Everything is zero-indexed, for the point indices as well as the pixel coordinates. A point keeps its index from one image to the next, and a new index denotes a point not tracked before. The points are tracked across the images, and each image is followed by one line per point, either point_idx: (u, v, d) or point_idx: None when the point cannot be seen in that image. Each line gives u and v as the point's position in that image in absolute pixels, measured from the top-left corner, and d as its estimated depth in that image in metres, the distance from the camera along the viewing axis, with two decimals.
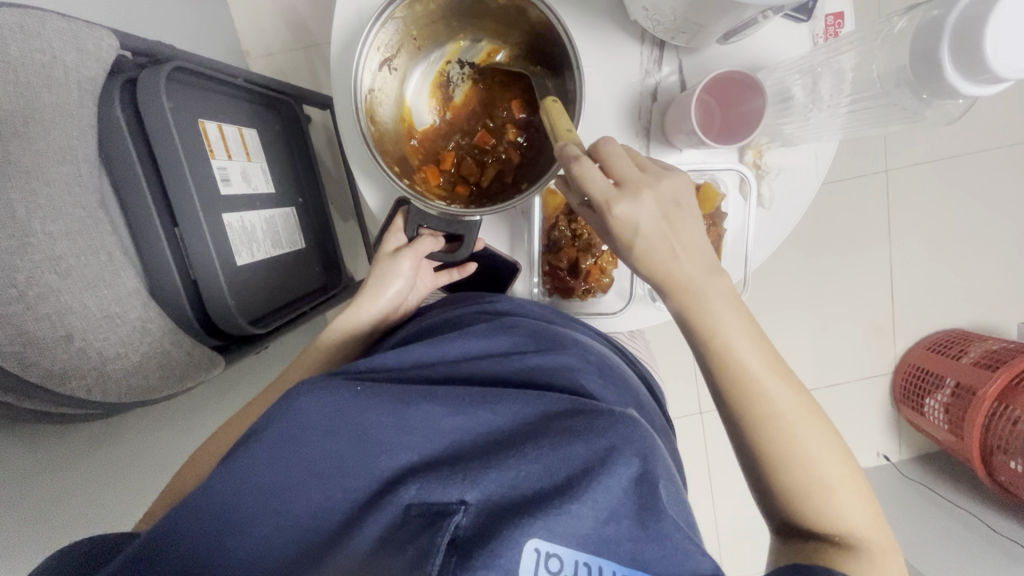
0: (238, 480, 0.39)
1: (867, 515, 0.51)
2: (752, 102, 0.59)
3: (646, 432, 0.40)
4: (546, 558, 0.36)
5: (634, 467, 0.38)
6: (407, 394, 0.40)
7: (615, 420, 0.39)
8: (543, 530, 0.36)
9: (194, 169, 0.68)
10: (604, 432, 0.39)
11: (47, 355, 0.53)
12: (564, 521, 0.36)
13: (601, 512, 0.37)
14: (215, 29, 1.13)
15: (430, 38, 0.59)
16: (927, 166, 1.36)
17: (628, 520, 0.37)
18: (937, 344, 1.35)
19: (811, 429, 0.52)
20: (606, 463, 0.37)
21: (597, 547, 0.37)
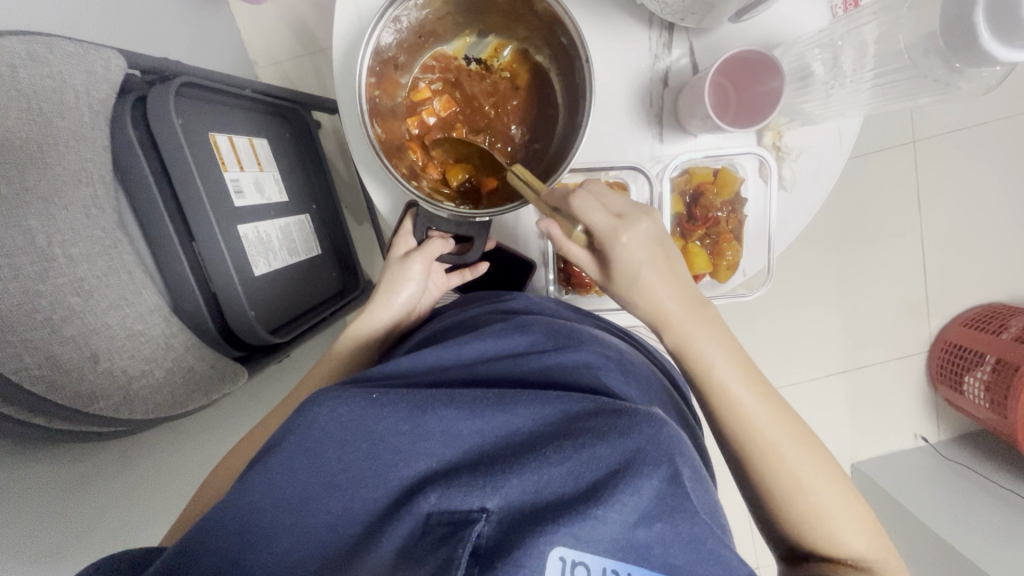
0: (257, 495, 0.39)
1: (810, 462, 0.51)
2: (769, 83, 0.56)
3: (674, 432, 0.39)
4: (572, 566, 0.35)
5: (663, 470, 0.36)
6: (424, 400, 0.40)
7: (641, 420, 0.38)
8: (567, 537, 0.35)
9: (207, 183, 0.69)
10: (629, 433, 0.37)
11: (73, 377, 0.54)
12: (589, 526, 0.35)
13: (630, 516, 0.36)
14: (220, 39, 1.13)
15: (439, 33, 0.58)
16: (954, 135, 1.32)
17: (658, 522, 0.36)
18: (976, 320, 1.30)
19: (792, 435, 0.51)
20: (632, 464, 0.36)
21: (623, 551, 0.36)
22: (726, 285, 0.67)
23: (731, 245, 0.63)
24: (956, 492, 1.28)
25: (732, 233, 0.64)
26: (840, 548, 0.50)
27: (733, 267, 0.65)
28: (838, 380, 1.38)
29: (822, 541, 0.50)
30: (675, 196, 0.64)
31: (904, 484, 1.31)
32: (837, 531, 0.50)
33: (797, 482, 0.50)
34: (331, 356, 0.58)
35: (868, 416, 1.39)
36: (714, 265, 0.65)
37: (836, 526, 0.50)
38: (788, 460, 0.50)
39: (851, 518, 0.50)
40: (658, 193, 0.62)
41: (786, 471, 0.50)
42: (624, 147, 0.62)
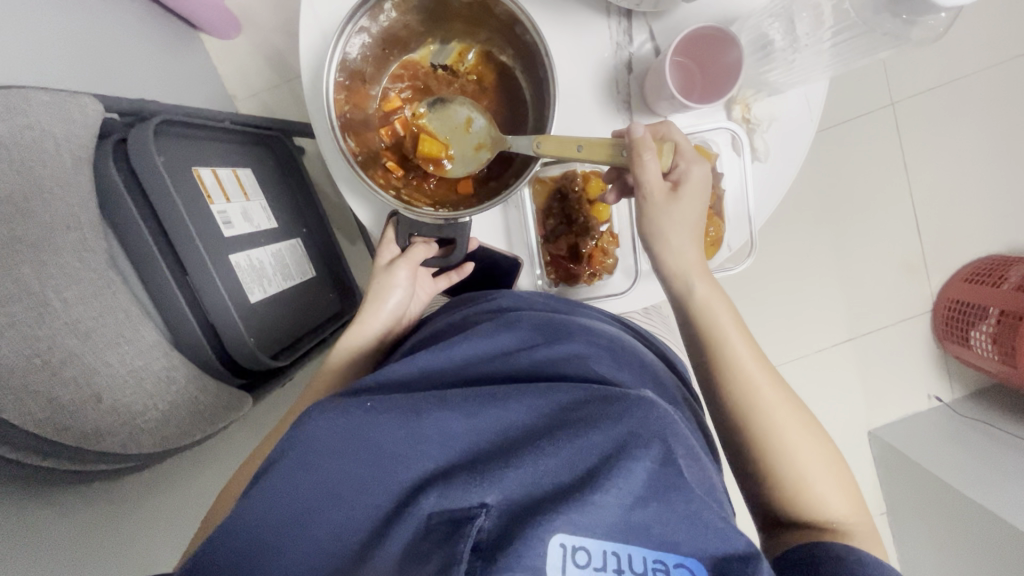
0: (261, 509, 0.40)
1: (802, 430, 0.53)
2: (730, 54, 0.57)
3: (666, 413, 0.40)
4: (573, 552, 0.36)
5: (655, 450, 0.38)
6: (417, 403, 0.40)
7: (632, 404, 0.39)
8: (566, 524, 0.36)
9: (194, 216, 0.70)
10: (621, 418, 0.38)
11: (78, 417, 0.55)
12: (588, 512, 0.36)
13: (627, 499, 0.37)
14: (197, 77, 1.15)
15: (402, 43, 0.58)
16: (932, 92, 1.33)
17: (655, 502, 0.37)
18: (976, 274, 1.30)
19: (784, 403, 0.53)
20: (627, 446, 0.38)
21: (623, 533, 0.37)
22: (714, 262, 0.65)
23: (713, 221, 0.63)
24: (975, 449, 1.27)
25: (713, 210, 0.63)
26: (824, 509, 0.52)
27: (719, 242, 0.64)
28: (845, 349, 1.37)
29: (811, 510, 0.52)
30: None
31: (924, 447, 1.30)
32: (823, 491, 0.52)
33: (789, 443, 0.52)
34: (326, 370, 0.57)
35: (880, 382, 1.38)
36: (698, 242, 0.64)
37: (824, 492, 0.52)
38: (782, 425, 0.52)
39: (834, 481, 0.53)
40: None
41: (778, 432, 0.52)
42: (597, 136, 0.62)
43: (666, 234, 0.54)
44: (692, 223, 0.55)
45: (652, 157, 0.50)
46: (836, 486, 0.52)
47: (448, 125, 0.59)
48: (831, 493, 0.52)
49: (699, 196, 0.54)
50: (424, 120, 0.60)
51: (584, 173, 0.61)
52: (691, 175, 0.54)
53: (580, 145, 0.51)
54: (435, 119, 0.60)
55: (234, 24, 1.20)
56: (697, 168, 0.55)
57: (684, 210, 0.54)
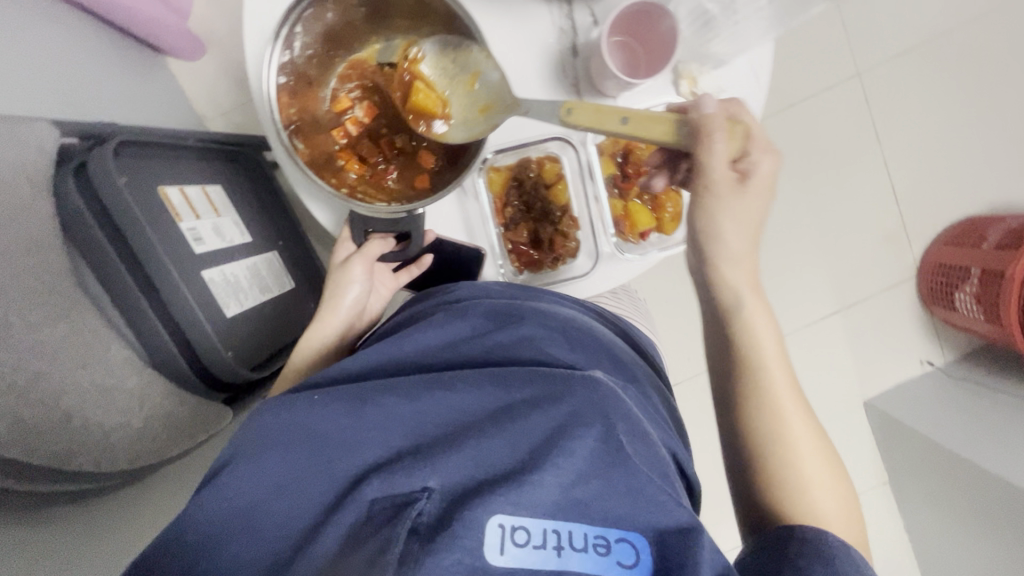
0: (207, 505, 0.40)
1: (809, 435, 0.54)
2: (663, 23, 0.55)
3: (609, 392, 0.43)
4: (512, 532, 0.38)
5: (597, 428, 0.40)
6: (362, 392, 0.42)
7: (576, 383, 0.43)
8: (505, 505, 0.38)
9: (161, 234, 0.70)
10: (564, 398, 0.42)
11: (49, 438, 0.56)
12: (528, 491, 0.39)
13: (567, 477, 0.39)
14: (164, 99, 1.15)
15: (345, 43, 0.59)
16: (897, 59, 1.33)
17: (596, 479, 0.39)
18: (956, 236, 1.31)
19: (798, 406, 0.55)
20: (568, 424, 0.41)
21: (565, 512, 0.39)
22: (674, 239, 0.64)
23: (669, 197, 0.62)
24: (969, 410, 1.27)
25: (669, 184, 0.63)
26: (819, 518, 0.51)
27: (678, 218, 0.63)
28: (833, 321, 1.38)
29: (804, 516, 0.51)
30: (605, 159, 0.62)
31: (916, 412, 1.30)
32: (821, 499, 0.52)
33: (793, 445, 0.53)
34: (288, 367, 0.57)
35: (870, 351, 1.39)
36: (658, 218, 0.63)
37: (822, 501, 0.52)
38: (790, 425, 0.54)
39: (834, 496, 0.52)
40: (587, 161, 0.62)
41: (787, 430, 0.54)
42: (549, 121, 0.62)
43: (727, 228, 0.55)
44: (753, 219, 0.56)
45: (720, 136, 0.50)
46: (836, 500, 0.52)
47: (406, 137, 0.60)
48: (828, 506, 0.52)
49: (766, 189, 0.55)
50: (383, 130, 0.61)
51: (538, 159, 0.62)
52: (760, 168, 0.55)
53: (625, 119, 0.50)
54: (436, 69, 0.58)
55: (198, 45, 1.21)
56: (766, 161, 0.55)
57: (749, 205, 0.55)
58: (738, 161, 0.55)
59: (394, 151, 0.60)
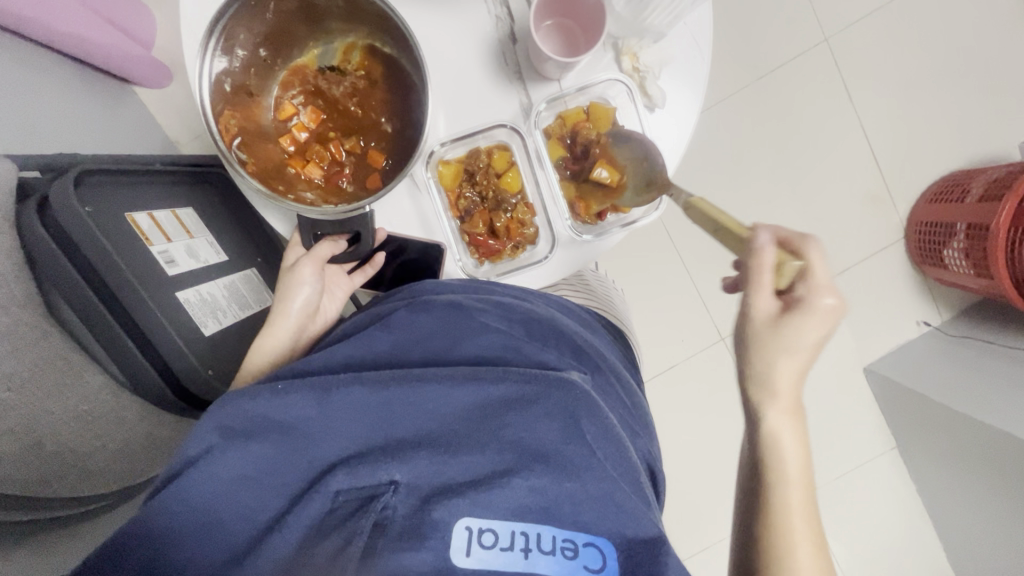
0: (168, 493, 0.40)
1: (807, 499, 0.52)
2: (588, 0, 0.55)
3: (585, 395, 0.44)
4: (479, 534, 0.39)
5: (569, 429, 0.43)
6: (329, 381, 0.42)
7: (554, 387, 0.44)
8: (473, 508, 0.40)
9: (129, 258, 0.70)
10: (538, 401, 0.43)
11: (19, 467, 0.57)
12: (497, 493, 0.41)
13: (537, 481, 0.41)
14: (137, 127, 1.17)
15: (283, 51, 0.59)
16: (865, 20, 1.32)
17: (566, 483, 0.41)
18: (941, 193, 1.29)
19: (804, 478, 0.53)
20: (541, 425, 0.43)
21: (530, 513, 0.40)
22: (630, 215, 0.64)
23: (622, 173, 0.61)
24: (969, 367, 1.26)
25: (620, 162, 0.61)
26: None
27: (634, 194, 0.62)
28: None
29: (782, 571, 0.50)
30: (553, 142, 0.62)
31: (914, 374, 1.30)
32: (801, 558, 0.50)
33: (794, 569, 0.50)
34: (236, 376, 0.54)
35: (864, 316, 1.38)
36: (613, 197, 0.62)
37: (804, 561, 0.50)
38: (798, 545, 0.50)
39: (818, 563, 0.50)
40: (534, 146, 0.61)
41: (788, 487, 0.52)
42: (496, 109, 0.61)
43: (778, 361, 0.53)
44: (807, 351, 0.53)
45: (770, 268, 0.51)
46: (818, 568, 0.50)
47: (355, 141, 0.60)
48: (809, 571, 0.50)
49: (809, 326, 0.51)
50: (333, 136, 0.61)
51: (487, 149, 0.61)
52: (814, 305, 0.51)
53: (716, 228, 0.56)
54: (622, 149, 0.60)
55: (165, 71, 1.22)
56: (825, 300, 0.51)
57: (799, 341, 0.52)
58: (787, 294, 0.53)
59: (346, 154, 0.61)
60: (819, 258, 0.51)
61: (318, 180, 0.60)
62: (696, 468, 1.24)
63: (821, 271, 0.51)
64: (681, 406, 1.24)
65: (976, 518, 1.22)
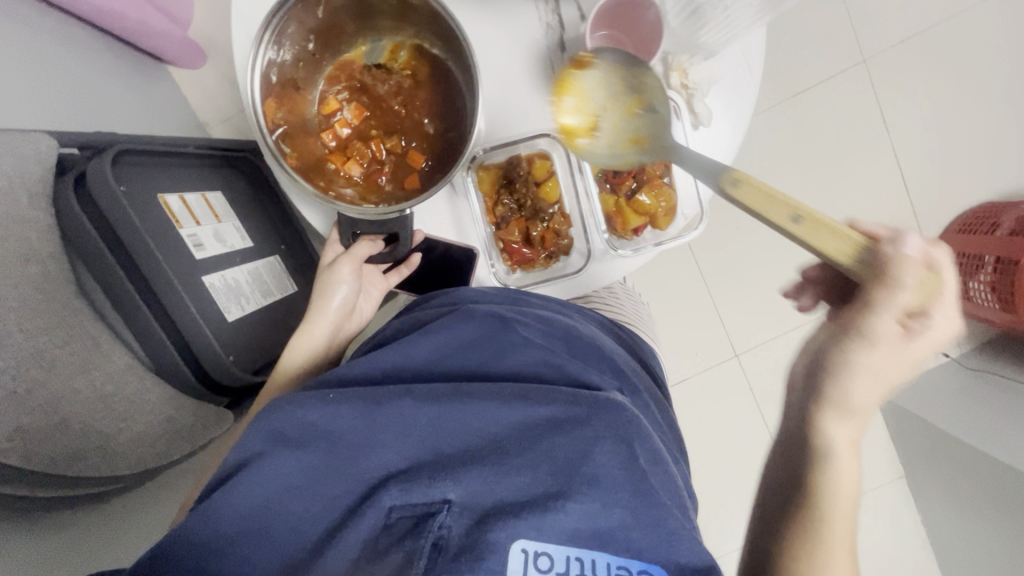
0: (221, 499, 0.42)
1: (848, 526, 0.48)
2: (649, 13, 0.54)
3: (631, 417, 0.46)
4: (535, 557, 0.40)
5: (620, 454, 0.44)
6: (380, 396, 0.46)
7: (600, 410, 0.46)
8: (529, 529, 0.41)
9: (160, 240, 0.70)
10: (587, 424, 0.45)
11: (49, 444, 0.57)
12: (551, 517, 0.41)
13: (591, 505, 0.42)
14: (167, 108, 1.17)
15: (331, 46, 0.59)
16: (905, 44, 1.30)
17: (619, 509, 0.42)
18: (970, 223, 1.27)
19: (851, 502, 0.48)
20: (592, 448, 0.44)
21: (586, 540, 0.41)
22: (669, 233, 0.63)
23: (662, 190, 0.61)
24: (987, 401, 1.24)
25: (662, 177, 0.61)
26: None
27: (672, 213, 0.62)
28: None
29: None
30: None
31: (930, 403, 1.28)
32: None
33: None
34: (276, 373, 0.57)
35: None
36: (653, 213, 0.61)
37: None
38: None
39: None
40: (576, 156, 0.60)
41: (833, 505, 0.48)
42: (538, 116, 0.61)
43: (857, 382, 0.46)
44: (893, 379, 0.45)
45: (913, 274, 0.42)
46: None
47: (396, 141, 0.60)
48: None
49: (918, 357, 0.45)
50: (375, 135, 0.61)
51: (528, 157, 0.61)
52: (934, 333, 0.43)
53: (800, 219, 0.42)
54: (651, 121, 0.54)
55: (200, 53, 1.22)
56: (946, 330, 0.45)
57: (889, 368, 0.45)
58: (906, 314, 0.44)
59: (386, 153, 0.60)
60: (928, 257, 0.42)
61: (356, 178, 0.60)
62: (703, 484, 1.24)
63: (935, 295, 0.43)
64: (693, 421, 1.24)
65: (983, 555, 1.20)
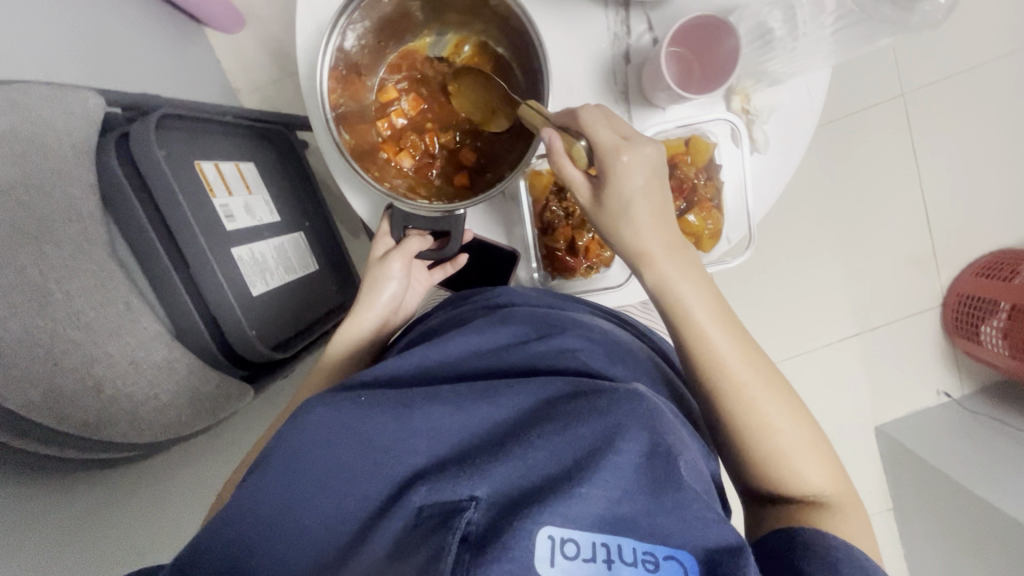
0: (260, 494, 0.43)
1: (779, 402, 0.52)
2: (727, 42, 0.55)
3: (654, 407, 0.42)
4: (562, 544, 0.38)
5: (642, 442, 0.40)
6: (408, 398, 0.43)
7: (620, 397, 0.41)
8: (554, 516, 0.38)
9: (197, 209, 0.70)
10: (608, 411, 0.41)
11: (79, 407, 0.57)
12: (575, 505, 0.39)
13: (614, 491, 0.39)
14: (202, 71, 1.15)
15: (398, 37, 0.60)
16: (945, 82, 1.30)
17: (643, 495, 0.40)
18: (988, 268, 1.28)
19: (775, 390, 0.52)
20: (615, 438, 0.40)
21: (610, 525, 0.39)
22: (710, 254, 0.64)
23: (710, 213, 0.61)
24: (985, 446, 1.25)
25: (711, 201, 0.61)
26: (807, 487, 0.51)
27: (717, 236, 0.62)
28: (851, 343, 1.36)
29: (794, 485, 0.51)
30: None
31: (928, 442, 1.29)
32: (806, 469, 0.51)
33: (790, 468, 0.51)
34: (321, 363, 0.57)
35: (887, 377, 1.36)
36: (697, 234, 0.62)
37: (807, 470, 0.51)
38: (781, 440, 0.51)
39: (820, 461, 0.52)
40: None
41: (761, 414, 0.51)
42: None
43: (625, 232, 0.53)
44: (635, 211, 0.52)
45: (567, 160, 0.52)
46: (814, 452, 0.52)
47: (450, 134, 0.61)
48: (812, 470, 0.51)
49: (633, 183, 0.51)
50: (430, 127, 0.61)
51: None
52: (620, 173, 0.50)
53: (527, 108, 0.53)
54: None
55: (239, 19, 1.21)
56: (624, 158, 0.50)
57: (627, 205, 0.52)
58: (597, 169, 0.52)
59: (439, 147, 0.61)
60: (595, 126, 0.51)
61: (408, 168, 0.61)
62: None
63: (604, 139, 0.51)
64: None
65: None
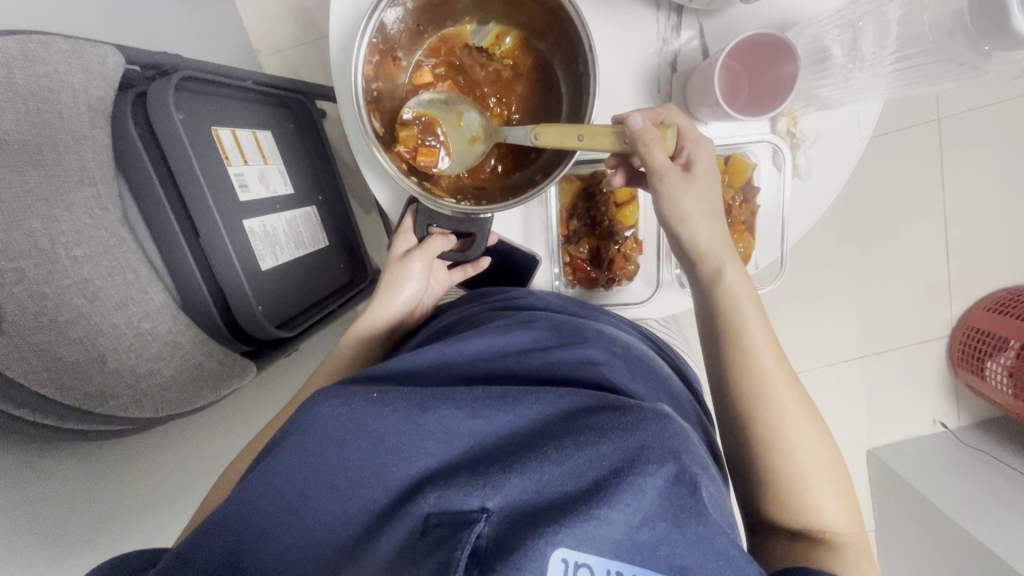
0: (262, 488, 0.42)
1: (812, 433, 0.51)
2: (785, 68, 0.57)
3: (679, 429, 0.40)
4: (575, 568, 0.37)
5: (668, 468, 0.38)
6: (423, 400, 0.41)
7: (646, 416, 0.40)
8: (568, 539, 0.37)
9: (212, 178, 0.68)
10: (633, 431, 0.39)
11: (82, 379, 0.55)
12: (592, 528, 0.37)
13: (634, 517, 0.38)
14: (222, 27, 1.11)
15: (438, 20, 0.58)
16: (984, 110, 1.26)
17: (662, 523, 0.38)
18: (1001, 304, 1.26)
19: (808, 420, 0.51)
20: (639, 460, 0.38)
21: (626, 553, 0.38)
22: None
23: (743, 236, 0.65)
24: (976, 481, 1.25)
25: (744, 223, 0.66)
26: (820, 526, 0.50)
27: (746, 259, 0.67)
28: (853, 366, 1.35)
29: (806, 523, 0.50)
30: None
31: (920, 471, 1.28)
32: (821, 505, 0.50)
33: (811, 495, 0.50)
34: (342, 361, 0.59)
35: (885, 403, 1.35)
36: None
37: (825, 505, 0.50)
38: (805, 472, 0.50)
39: (838, 498, 0.51)
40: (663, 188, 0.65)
41: (794, 438, 0.50)
42: None
43: (709, 221, 0.54)
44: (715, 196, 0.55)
45: (656, 145, 0.50)
46: (834, 489, 0.51)
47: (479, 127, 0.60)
48: (829, 507, 0.50)
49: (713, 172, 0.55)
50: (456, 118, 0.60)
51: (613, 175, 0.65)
52: (705, 158, 0.55)
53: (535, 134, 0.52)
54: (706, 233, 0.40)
55: None
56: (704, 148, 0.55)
57: (709, 190, 0.54)
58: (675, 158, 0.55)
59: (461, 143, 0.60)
60: (679, 116, 0.56)
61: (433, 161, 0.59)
62: None
63: (687, 128, 0.56)
64: None
65: None
